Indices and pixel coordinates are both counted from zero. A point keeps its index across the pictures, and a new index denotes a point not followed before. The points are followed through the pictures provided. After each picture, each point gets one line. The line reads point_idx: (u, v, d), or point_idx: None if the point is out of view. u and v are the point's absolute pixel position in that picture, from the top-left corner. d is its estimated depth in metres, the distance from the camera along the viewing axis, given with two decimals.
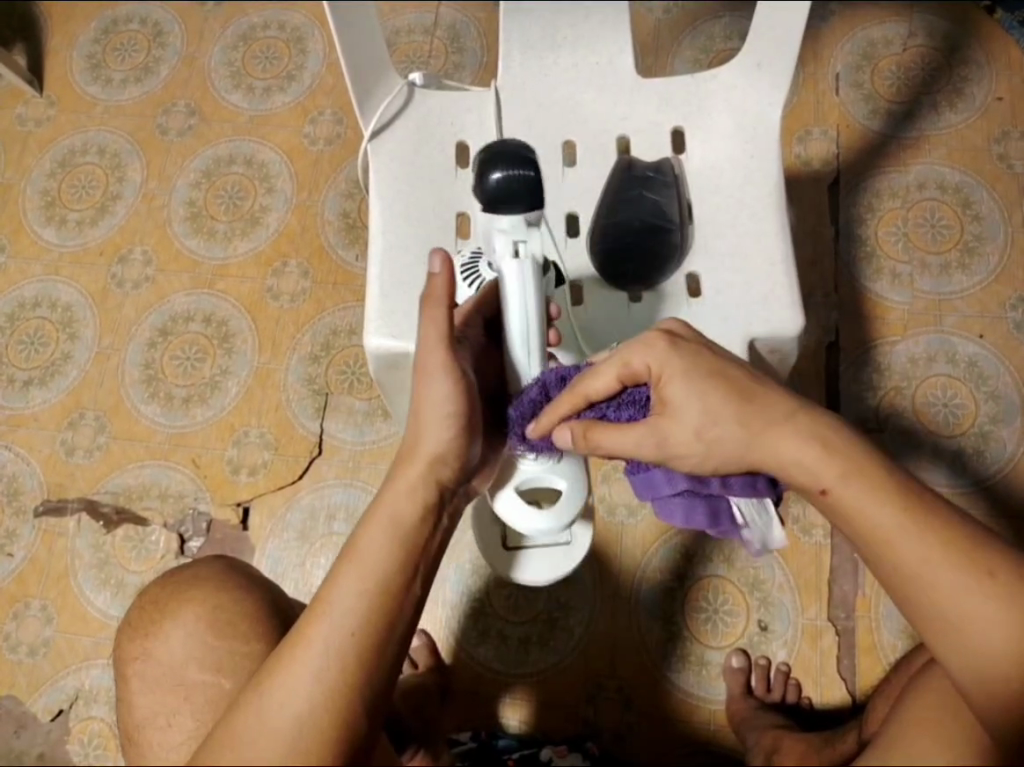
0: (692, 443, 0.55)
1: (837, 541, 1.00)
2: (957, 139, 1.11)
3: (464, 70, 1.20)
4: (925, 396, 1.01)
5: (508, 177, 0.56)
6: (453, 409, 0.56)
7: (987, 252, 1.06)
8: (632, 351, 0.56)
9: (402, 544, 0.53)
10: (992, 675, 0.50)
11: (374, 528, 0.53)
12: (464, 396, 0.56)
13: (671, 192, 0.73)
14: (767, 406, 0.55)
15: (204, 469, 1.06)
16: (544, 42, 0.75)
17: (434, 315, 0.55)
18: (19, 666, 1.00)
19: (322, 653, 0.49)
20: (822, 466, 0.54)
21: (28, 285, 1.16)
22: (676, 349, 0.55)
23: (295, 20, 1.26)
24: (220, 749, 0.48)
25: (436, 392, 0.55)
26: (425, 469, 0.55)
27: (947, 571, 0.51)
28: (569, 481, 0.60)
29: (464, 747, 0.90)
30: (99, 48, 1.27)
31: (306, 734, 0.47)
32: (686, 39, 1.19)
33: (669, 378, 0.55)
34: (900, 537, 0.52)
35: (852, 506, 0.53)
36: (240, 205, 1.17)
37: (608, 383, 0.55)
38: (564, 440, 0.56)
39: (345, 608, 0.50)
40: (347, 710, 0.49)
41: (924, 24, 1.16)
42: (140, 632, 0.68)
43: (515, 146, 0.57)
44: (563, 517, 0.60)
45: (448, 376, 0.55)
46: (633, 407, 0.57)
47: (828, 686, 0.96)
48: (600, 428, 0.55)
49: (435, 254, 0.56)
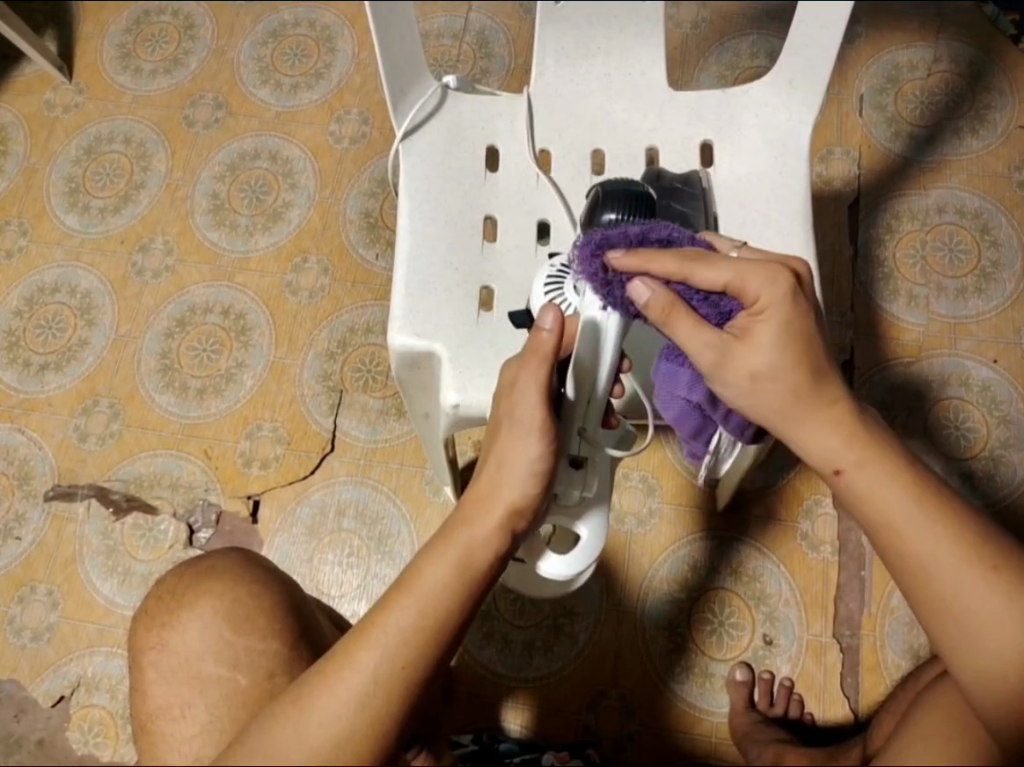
0: (743, 382, 0.54)
1: (847, 558, 1.00)
2: (978, 164, 1.12)
3: (491, 76, 1.21)
4: (938, 417, 1.02)
5: (626, 222, 0.60)
6: (541, 470, 0.55)
7: (1004, 277, 1.07)
8: (754, 272, 0.53)
9: (464, 582, 0.53)
10: (986, 669, 0.51)
11: (443, 563, 0.53)
12: (553, 459, 0.56)
13: (700, 205, 0.71)
14: (826, 385, 0.55)
15: (216, 461, 1.06)
16: (578, 51, 0.76)
17: (536, 375, 0.55)
18: (21, 650, 1.00)
19: (371, 677, 0.49)
20: (839, 451, 0.55)
21: (47, 269, 1.17)
22: (792, 298, 0.53)
23: (325, 19, 1.27)
24: (254, 752, 0.48)
25: (528, 448, 0.55)
26: (505, 520, 0.55)
27: (949, 563, 0.52)
28: (591, 533, 0.64)
29: (466, 748, 0.91)
30: (130, 38, 1.28)
31: (341, 756, 0.48)
32: (713, 55, 1.20)
33: (768, 312, 0.53)
34: (907, 527, 0.53)
35: (866, 492, 0.54)
36: (263, 199, 1.18)
37: (713, 280, 0.52)
38: (635, 295, 0.51)
39: (399, 639, 0.50)
40: (384, 735, 0.49)
41: (948, 50, 1.18)
42: (157, 623, 0.68)
43: (633, 187, 0.61)
44: (580, 565, 0.64)
45: (543, 441, 0.55)
46: (713, 311, 0.55)
47: (830, 703, 0.95)
48: (679, 316, 0.52)
49: (548, 307, 0.55)
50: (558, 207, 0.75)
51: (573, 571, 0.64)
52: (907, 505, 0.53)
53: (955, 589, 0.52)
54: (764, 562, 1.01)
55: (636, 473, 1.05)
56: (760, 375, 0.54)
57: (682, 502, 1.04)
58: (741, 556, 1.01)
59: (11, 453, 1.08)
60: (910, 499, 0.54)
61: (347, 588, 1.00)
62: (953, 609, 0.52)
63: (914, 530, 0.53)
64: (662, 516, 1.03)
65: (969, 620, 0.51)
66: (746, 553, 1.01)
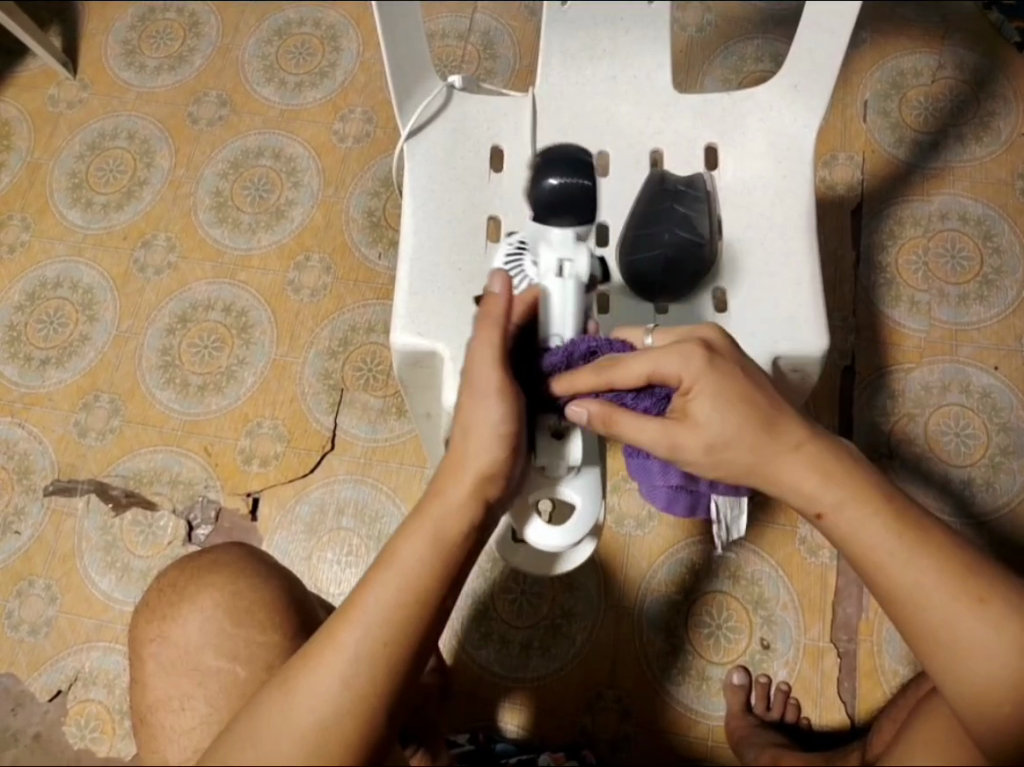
0: (702, 455, 0.55)
1: (845, 563, 1.00)
2: (981, 171, 1.12)
3: (496, 77, 1.21)
4: (939, 423, 1.02)
5: (565, 182, 0.68)
6: (506, 431, 0.53)
7: (1007, 285, 1.07)
8: (667, 358, 0.54)
9: (440, 558, 0.52)
10: (977, 695, 0.51)
11: (417, 540, 0.52)
12: (517, 419, 0.53)
13: (702, 207, 0.71)
14: (784, 433, 0.54)
15: (216, 458, 1.06)
16: (583, 53, 0.76)
17: (490, 337, 0.54)
18: (19, 644, 1.00)
19: (353, 658, 0.49)
20: (818, 493, 0.54)
21: (50, 264, 1.17)
22: (711, 367, 0.54)
23: (330, 18, 1.27)
24: (245, 743, 0.49)
25: (488, 410, 0.53)
26: (474, 486, 0.53)
27: (938, 594, 0.52)
28: (583, 498, 0.60)
29: (464, 747, 0.92)
30: (135, 34, 1.28)
31: (330, 739, 0.48)
32: (718, 58, 1.20)
33: (696, 388, 0.54)
34: (894, 563, 0.53)
35: (848, 532, 0.54)
36: (266, 197, 1.18)
37: (634, 378, 0.54)
38: (576, 416, 0.55)
39: (380, 620, 0.50)
40: (371, 718, 0.49)
41: (953, 57, 1.18)
42: (157, 615, 0.68)
43: (571, 155, 0.70)
44: (579, 535, 0.60)
45: (504, 399, 0.53)
46: (651, 400, 0.56)
47: (827, 708, 0.95)
48: (621, 419, 0.54)
49: (495, 275, 0.56)
50: None
51: (571, 539, 0.59)
52: (891, 541, 0.53)
53: (946, 619, 0.52)
54: (762, 566, 1.01)
55: (636, 477, 1.05)
56: (715, 445, 0.54)
57: None
58: (738, 559, 1.01)
59: (11, 448, 1.08)
60: (896, 534, 0.53)
61: (346, 586, 1.00)
62: (943, 638, 0.52)
63: (901, 565, 0.53)
64: (661, 519, 1.03)
65: (959, 649, 0.52)
66: (743, 555, 1.01)
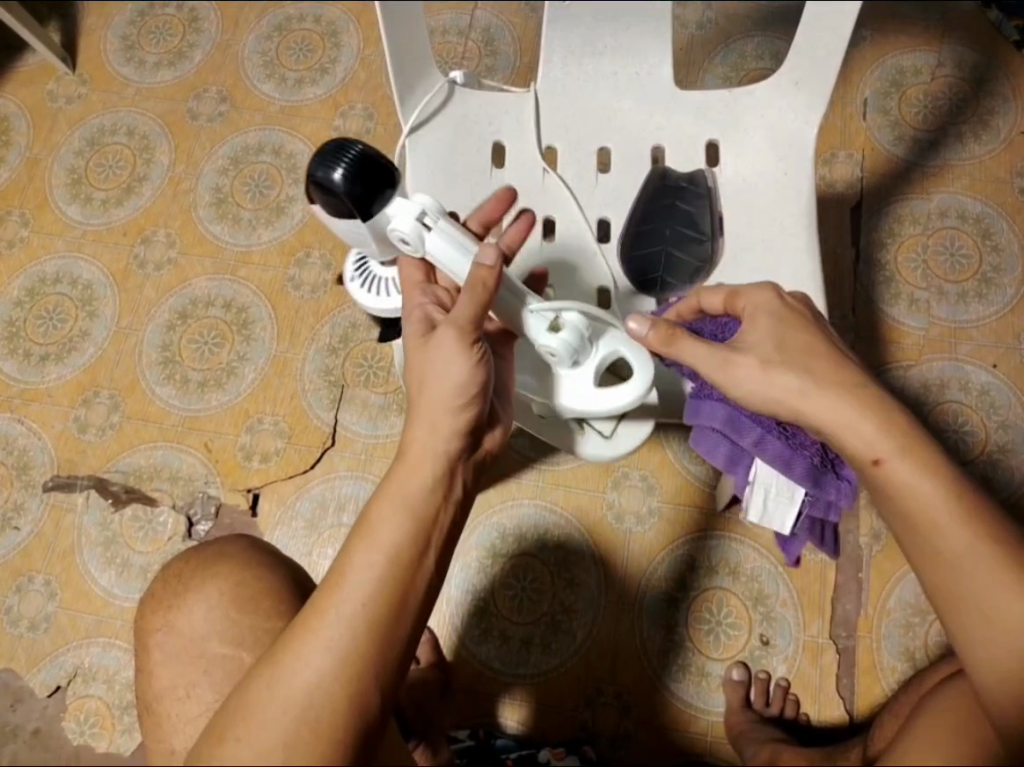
0: (757, 373, 0.60)
1: (844, 559, 1.00)
2: (980, 169, 1.13)
3: (496, 74, 1.21)
4: (937, 421, 1.02)
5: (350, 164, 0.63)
6: (465, 384, 0.59)
7: (1005, 283, 1.08)
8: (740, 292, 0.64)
9: (414, 523, 0.54)
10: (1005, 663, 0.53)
11: (388, 506, 0.55)
12: (477, 375, 0.60)
13: (704, 205, 0.76)
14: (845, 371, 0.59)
15: (216, 454, 1.06)
16: (586, 48, 0.76)
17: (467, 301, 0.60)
18: (19, 639, 1.00)
19: (338, 625, 0.50)
20: (874, 438, 0.56)
21: (49, 260, 1.17)
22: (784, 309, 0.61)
23: (330, 14, 1.26)
24: (235, 718, 0.49)
25: (453, 366, 0.59)
26: (435, 439, 0.57)
27: (978, 561, 0.54)
28: (627, 355, 0.68)
29: (463, 743, 0.93)
30: (134, 30, 1.27)
31: (317, 706, 0.48)
32: (718, 56, 1.20)
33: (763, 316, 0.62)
34: (940, 525, 0.55)
35: (903, 485, 0.56)
36: (266, 194, 1.18)
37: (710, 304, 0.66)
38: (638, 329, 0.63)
39: (363, 588, 0.51)
40: (358, 685, 0.49)
41: (953, 55, 1.18)
42: (163, 605, 0.69)
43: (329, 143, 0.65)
44: (646, 376, 0.67)
45: (467, 354, 0.59)
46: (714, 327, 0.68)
47: (826, 704, 0.96)
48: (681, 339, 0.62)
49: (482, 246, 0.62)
50: (562, 202, 0.76)
51: (642, 382, 0.67)
52: (939, 501, 0.55)
53: (983, 587, 0.54)
54: (762, 563, 1.01)
55: (635, 472, 1.05)
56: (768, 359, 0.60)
57: (682, 501, 1.04)
58: (738, 556, 1.01)
59: (10, 443, 1.08)
60: (943, 496, 0.55)
61: None
62: (979, 605, 0.54)
63: (944, 528, 0.55)
64: (661, 516, 1.03)
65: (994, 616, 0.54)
66: (742, 552, 1.01)
